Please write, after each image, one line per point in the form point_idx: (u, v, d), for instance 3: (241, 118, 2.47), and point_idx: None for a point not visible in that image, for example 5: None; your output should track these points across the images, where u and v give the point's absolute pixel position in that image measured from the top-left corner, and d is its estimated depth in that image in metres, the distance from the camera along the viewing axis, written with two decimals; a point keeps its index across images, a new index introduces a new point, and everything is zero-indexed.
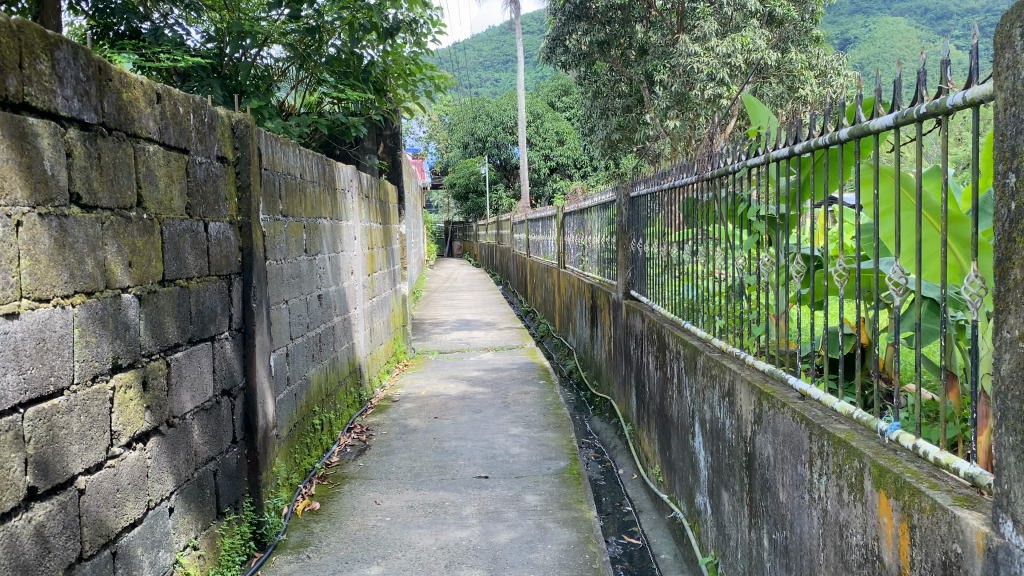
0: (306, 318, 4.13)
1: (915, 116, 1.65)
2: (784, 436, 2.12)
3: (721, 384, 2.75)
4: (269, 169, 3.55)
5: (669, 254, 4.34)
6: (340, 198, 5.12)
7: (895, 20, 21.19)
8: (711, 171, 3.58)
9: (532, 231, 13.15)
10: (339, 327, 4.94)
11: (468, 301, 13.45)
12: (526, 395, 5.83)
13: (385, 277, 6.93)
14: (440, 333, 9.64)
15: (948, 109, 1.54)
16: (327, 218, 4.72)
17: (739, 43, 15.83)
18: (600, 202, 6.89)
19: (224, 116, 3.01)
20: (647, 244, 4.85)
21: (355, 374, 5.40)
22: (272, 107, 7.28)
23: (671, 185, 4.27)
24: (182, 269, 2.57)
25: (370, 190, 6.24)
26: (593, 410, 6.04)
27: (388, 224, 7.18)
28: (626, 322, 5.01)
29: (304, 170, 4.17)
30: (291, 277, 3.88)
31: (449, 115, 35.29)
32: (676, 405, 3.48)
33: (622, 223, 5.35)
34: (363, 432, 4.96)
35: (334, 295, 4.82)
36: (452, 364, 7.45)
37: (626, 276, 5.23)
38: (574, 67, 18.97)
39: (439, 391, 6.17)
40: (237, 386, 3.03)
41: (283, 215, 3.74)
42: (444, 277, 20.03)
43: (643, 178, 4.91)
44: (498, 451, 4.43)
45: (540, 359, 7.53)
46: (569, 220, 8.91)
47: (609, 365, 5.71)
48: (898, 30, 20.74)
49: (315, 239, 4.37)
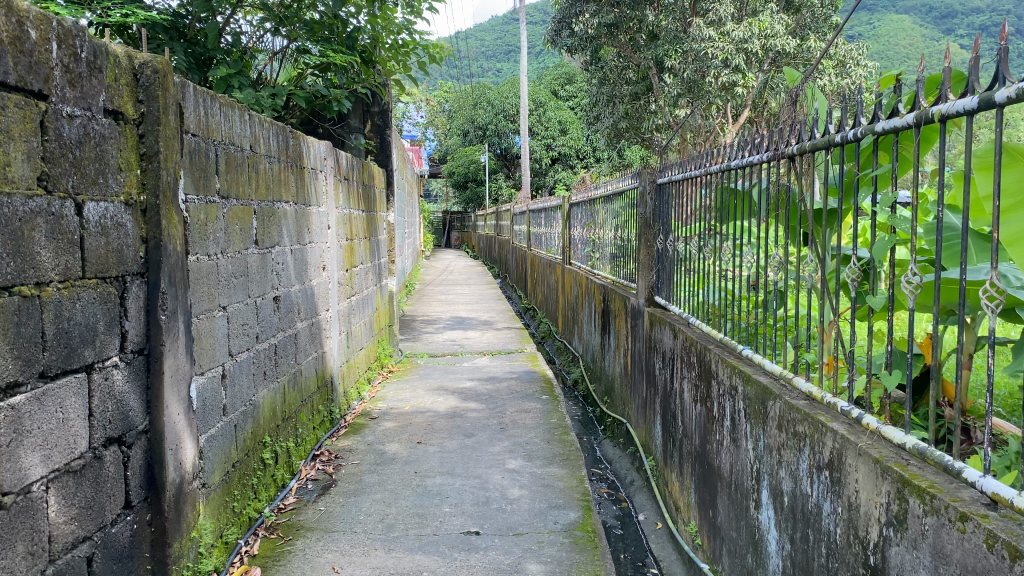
0: (255, 326, 3.32)
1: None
2: (966, 570, 1.29)
3: (814, 448, 1.93)
4: (201, 135, 2.72)
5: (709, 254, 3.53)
6: (309, 179, 4.27)
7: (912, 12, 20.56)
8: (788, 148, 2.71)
9: (533, 223, 12.30)
10: (304, 334, 4.12)
11: (463, 296, 12.60)
12: (527, 415, 4.98)
13: (368, 272, 6.07)
14: (432, 333, 8.78)
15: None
16: (288, 203, 3.87)
17: (757, 28, 15.02)
18: (616, 192, 6.02)
19: (120, 54, 2.15)
20: (677, 241, 4.01)
21: (325, 389, 4.57)
22: (243, 77, 6.39)
23: (715, 169, 3.45)
24: (28, 271, 1.72)
25: (350, 172, 5.37)
26: (604, 432, 5.22)
27: (373, 211, 6.29)
28: (648, 333, 4.20)
29: (255, 141, 3.32)
30: (235, 276, 3.06)
31: (449, 102, 34.39)
32: (727, 455, 2.66)
33: (642, 215, 4.50)
34: (330, 461, 4.12)
35: (296, 295, 3.98)
36: (443, 371, 6.61)
37: (647, 280, 4.37)
38: (580, 52, 18.09)
39: (426, 405, 5.33)
40: (135, 429, 2.19)
41: (220, 196, 2.90)
42: (441, 269, 19.17)
43: (675, 163, 4.05)
44: (493, 494, 3.59)
45: (542, 367, 6.68)
46: (576, 212, 8.05)
47: (624, 381, 4.89)
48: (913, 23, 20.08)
49: (270, 228, 3.53)
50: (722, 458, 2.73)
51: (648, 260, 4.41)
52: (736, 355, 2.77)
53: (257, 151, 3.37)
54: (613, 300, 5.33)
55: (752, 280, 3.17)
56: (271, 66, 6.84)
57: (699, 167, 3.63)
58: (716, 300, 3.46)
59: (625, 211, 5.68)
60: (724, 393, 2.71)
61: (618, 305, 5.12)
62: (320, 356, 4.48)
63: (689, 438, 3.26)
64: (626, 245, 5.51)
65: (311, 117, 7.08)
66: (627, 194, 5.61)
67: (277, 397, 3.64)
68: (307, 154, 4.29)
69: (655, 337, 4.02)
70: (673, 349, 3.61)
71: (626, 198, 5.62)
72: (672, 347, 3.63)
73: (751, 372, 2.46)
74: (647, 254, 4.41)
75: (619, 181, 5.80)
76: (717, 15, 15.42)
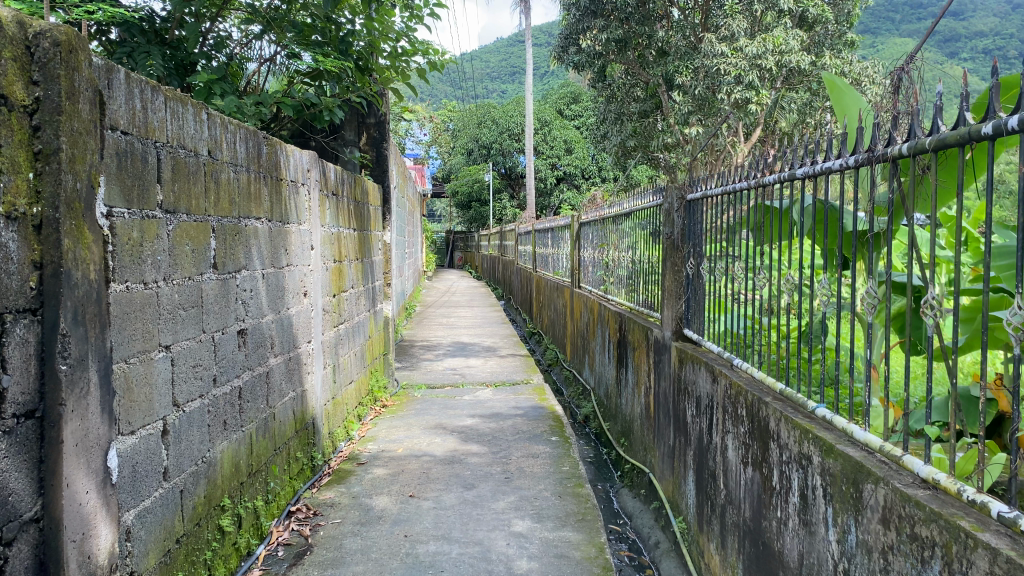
0: (211, 366, 2.76)
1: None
2: None
3: (950, 566, 1.36)
4: (135, 134, 2.19)
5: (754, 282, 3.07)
6: (288, 194, 3.74)
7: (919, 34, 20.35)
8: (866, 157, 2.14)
9: (539, 243, 11.77)
10: (276, 372, 3.54)
11: (465, 320, 12.05)
12: (535, 461, 4.40)
13: (359, 297, 5.52)
14: (431, 361, 8.21)
15: None
16: (261, 220, 3.34)
17: (771, 43, 14.60)
18: (634, 211, 5.49)
19: (4, 19, 1.61)
20: (712, 267, 3.47)
21: (304, 433, 4.00)
22: (228, 84, 5.87)
23: (770, 181, 2.91)
24: None
25: (339, 187, 4.85)
26: (623, 480, 4.65)
27: (366, 230, 5.75)
28: (676, 372, 3.65)
29: (214, 146, 2.79)
30: (183, 308, 2.51)
31: (453, 122, 33.98)
32: (798, 541, 2.09)
33: (666, 235, 3.94)
34: (308, 520, 3.55)
35: (268, 327, 3.43)
36: (442, 405, 6.04)
37: (674, 310, 3.80)
38: (587, 69, 17.63)
39: (422, 448, 4.76)
40: (19, 519, 1.62)
41: (163, 211, 2.36)
42: (443, 290, 18.55)
43: (709, 178, 3.49)
44: (497, 567, 3.01)
45: (550, 401, 6.12)
46: (587, 233, 7.54)
47: (645, 423, 4.33)
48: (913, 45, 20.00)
49: (234, 249, 2.99)
50: (787, 547, 2.16)
51: (673, 288, 3.83)
52: (806, 412, 2.20)
53: (218, 158, 2.84)
54: (631, 331, 4.79)
55: (798, 312, 2.64)
56: (260, 74, 6.32)
57: (744, 180, 3.08)
58: (750, 330, 3.12)
59: (645, 231, 5.16)
60: (791, 461, 2.15)
61: (636, 336, 4.59)
62: (299, 396, 3.92)
63: (734, 506, 2.70)
64: (647, 269, 4.97)
65: (303, 129, 6.54)
66: (647, 212, 5.09)
67: (243, 450, 3.07)
68: (287, 165, 3.76)
69: (685, 377, 3.47)
70: (709, 395, 3.07)
71: (648, 217, 5.09)
72: (707, 392, 3.08)
73: (836, 441, 1.90)
74: (674, 280, 3.84)
75: (637, 198, 5.27)
76: (730, 31, 15.04)
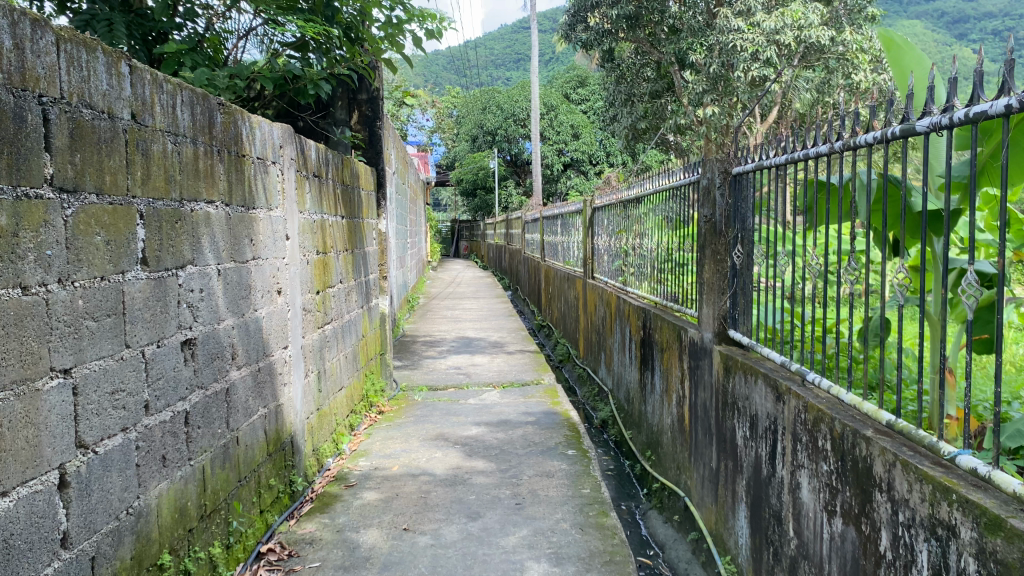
0: (142, 390, 2.17)
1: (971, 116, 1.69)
2: None
3: None
4: (4, 82, 1.59)
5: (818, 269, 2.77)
6: (255, 173, 3.15)
7: (935, 14, 19.69)
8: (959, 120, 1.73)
9: (547, 231, 11.16)
10: (239, 388, 2.94)
11: (471, 313, 11.44)
12: (550, 482, 3.81)
13: (351, 292, 4.92)
14: (434, 358, 7.61)
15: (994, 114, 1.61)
16: (218, 204, 2.75)
17: (790, 18, 14.01)
18: (663, 192, 4.90)
19: None
20: (771, 256, 2.85)
21: (280, 455, 3.41)
22: (202, 56, 5.22)
23: (867, 142, 2.19)
24: None
25: (324, 168, 4.25)
26: (651, 500, 4.05)
27: (358, 217, 5.14)
28: (720, 383, 3.05)
29: (141, 109, 2.18)
30: (91, 318, 1.90)
31: (456, 108, 33.28)
32: None
33: (705, 218, 3.31)
34: (280, 562, 2.96)
35: (228, 334, 2.84)
36: (445, 410, 5.45)
37: (715, 308, 3.17)
38: (596, 48, 16.95)
39: (421, 464, 4.17)
40: None
41: (53, 189, 1.76)
42: (447, 280, 17.90)
43: (766, 146, 2.85)
44: None
45: (564, 405, 5.53)
46: (601, 219, 6.96)
47: (678, 437, 3.74)
48: (929, 24, 19.43)
49: (174, 240, 2.39)
50: None
51: (714, 281, 3.20)
52: (934, 455, 1.60)
53: (148, 124, 2.23)
54: (658, 329, 4.19)
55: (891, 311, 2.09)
56: (241, 44, 5.69)
57: (820, 148, 2.44)
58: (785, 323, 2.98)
59: (675, 216, 4.56)
60: (917, 526, 1.54)
61: (664, 335, 4.02)
62: (274, 412, 3.33)
63: (810, 562, 2.12)
64: (681, 259, 4.38)
65: (290, 107, 5.90)
66: (680, 193, 4.50)
67: (194, 488, 2.49)
68: (252, 139, 3.15)
69: (732, 388, 2.88)
70: (769, 415, 2.47)
71: (680, 199, 4.50)
72: (767, 414, 2.49)
73: (1005, 511, 1.31)
74: (715, 272, 3.21)
75: (671, 175, 4.69)
76: (747, 6, 14.47)
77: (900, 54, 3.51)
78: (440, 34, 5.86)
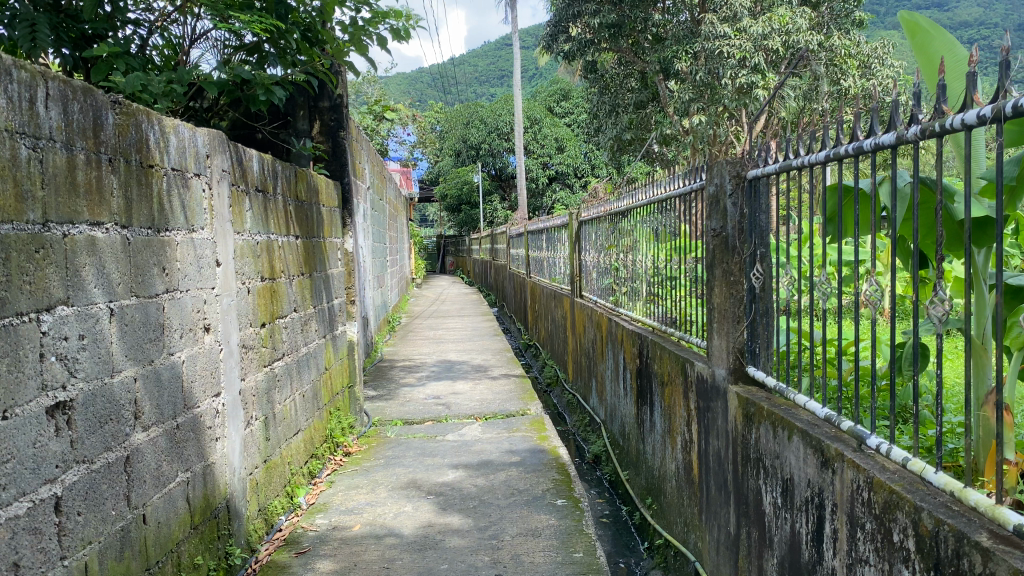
0: None
1: (977, 118, 1.51)
2: None
3: None
4: None
5: (853, 290, 2.29)
6: (169, 188, 2.59)
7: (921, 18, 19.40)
8: (961, 124, 1.56)
9: (533, 246, 10.61)
10: (147, 454, 2.36)
11: (455, 333, 10.86)
12: (536, 544, 3.24)
13: (308, 322, 4.35)
14: (412, 386, 7.03)
15: (1008, 113, 1.43)
16: (110, 226, 2.19)
17: (778, 22, 13.62)
18: (657, 203, 4.36)
19: None
20: (796, 277, 2.35)
21: (210, 525, 2.82)
22: (138, 60, 4.56)
23: (942, 127, 1.63)
24: None
25: (269, 181, 3.70)
26: (655, 558, 3.49)
27: (317, 236, 4.59)
28: (739, 432, 2.50)
29: None
30: None
31: (439, 122, 32.81)
32: None
33: (714, 230, 2.75)
34: None
35: (127, 389, 2.26)
36: (419, 450, 4.88)
37: (730, 340, 2.63)
38: (579, 57, 16.49)
39: (387, 522, 3.59)
40: None
41: None
42: (431, 298, 17.28)
43: (794, 142, 2.31)
44: None
45: (553, 440, 4.97)
46: (589, 232, 6.43)
47: (686, 488, 3.19)
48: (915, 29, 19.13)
49: (33, 275, 1.82)
50: None
51: (727, 307, 2.65)
52: None
53: None
54: (657, 359, 3.64)
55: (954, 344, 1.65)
56: (194, 50, 5.11)
57: (866, 141, 1.94)
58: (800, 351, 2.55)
59: (673, 230, 4.03)
60: None
61: (664, 368, 3.47)
62: (201, 473, 2.76)
63: None
64: (682, 279, 3.84)
65: (246, 117, 5.33)
66: (678, 204, 3.97)
67: None
68: (165, 147, 2.59)
69: (757, 440, 2.34)
70: (811, 483, 1.94)
71: (678, 210, 3.96)
72: (807, 483, 1.95)
73: None
74: (728, 296, 2.65)
75: (668, 183, 4.16)
76: (734, 10, 14.07)
77: (928, 40, 2.88)
78: (408, 34, 5.33)
